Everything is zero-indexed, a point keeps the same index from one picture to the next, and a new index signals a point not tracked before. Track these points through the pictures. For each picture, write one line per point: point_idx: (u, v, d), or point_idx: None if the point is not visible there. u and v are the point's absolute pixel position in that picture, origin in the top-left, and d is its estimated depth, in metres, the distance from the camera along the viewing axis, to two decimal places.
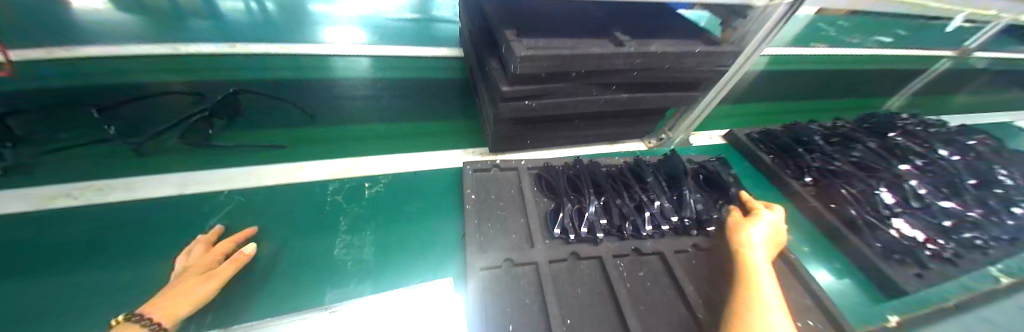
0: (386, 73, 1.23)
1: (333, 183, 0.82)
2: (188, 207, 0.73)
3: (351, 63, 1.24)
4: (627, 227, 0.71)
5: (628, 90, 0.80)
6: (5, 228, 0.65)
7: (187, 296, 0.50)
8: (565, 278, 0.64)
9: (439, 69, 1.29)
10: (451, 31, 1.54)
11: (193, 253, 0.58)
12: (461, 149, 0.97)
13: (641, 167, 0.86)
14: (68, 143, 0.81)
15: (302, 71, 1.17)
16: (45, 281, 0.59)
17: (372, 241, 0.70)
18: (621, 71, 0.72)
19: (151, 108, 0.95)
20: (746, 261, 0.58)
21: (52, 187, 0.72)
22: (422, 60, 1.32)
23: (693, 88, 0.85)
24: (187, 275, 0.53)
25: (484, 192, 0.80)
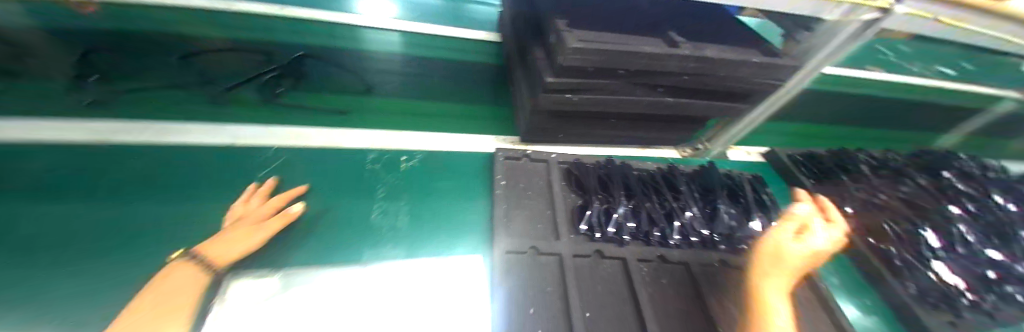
0: (419, 52, 1.22)
1: (371, 152, 0.84)
2: (233, 157, 0.76)
3: (384, 37, 1.24)
4: (655, 233, 0.70)
5: (672, 94, 0.77)
6: (70, 156, 0.69)
7: (239, 242, 0.52)
8: (588, 274, 0.63)
9: (473, 52, 1.29)
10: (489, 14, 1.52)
11: (245, 202, 0.62)
12: (492, 135, 0.97)
13: (674, 177, 0.84)
14: (149, 84, 0.87)
15: (341, 40, 1.18)
16: (103, 208, 0.62)
17: (404, 213, 0.72)
18: (670, 73, 0.70)
19: (222, 61, 0.99)
20: (774, 261, 0.55)
21: (111, 123, 0.76)
22: (455, 41, 1.31)
23: (741, 100, 0.82)
24: (241, 222, 0.56)
25: (514, 181, 0.80)
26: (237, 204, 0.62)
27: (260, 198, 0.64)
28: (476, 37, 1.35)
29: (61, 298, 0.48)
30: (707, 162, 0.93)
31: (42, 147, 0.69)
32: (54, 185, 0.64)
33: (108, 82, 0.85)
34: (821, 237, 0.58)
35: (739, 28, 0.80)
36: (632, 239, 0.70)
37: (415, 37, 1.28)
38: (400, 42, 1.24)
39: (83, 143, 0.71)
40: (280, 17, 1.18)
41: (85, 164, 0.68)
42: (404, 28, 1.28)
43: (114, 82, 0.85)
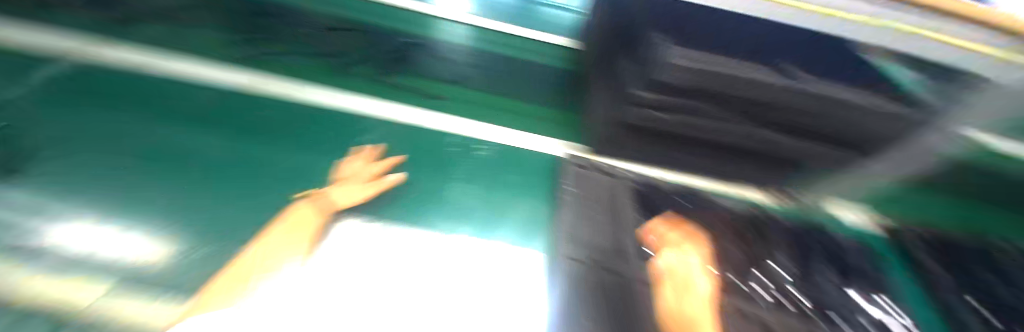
0: (489, 44, 1.02)
1: (453, 136, 0.93)
2: (344, 121, 0.93)
3: (444, 28, 1.01)
4: (735, 280, 0.63)
5: (782, 129, 0.68)
6: (240, 101, 0.94)
7: (346, 195, 0.71)
8: (658, 305, 0.55)
9: (553, 51, 1.06)
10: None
11: (349, 167, 0.80)
12: (561, 140, 0.97)
13: (756, 225, 0.76)
14: (286, 51, 1.02)
15: (401, 22, 1.00)
16: (260, 145, 0.84)
17: (472, 197, 0.81)
18: (785, 107, 0.62)
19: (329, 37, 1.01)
20: (685, 306, 0.55)
21: (253, 76, 0.99)
22: (530, 43, 1.04)
23: (857, 148, 0.70)
24: (342, 182, 0.74)
25: (583, 190, 0.78)
26: (345, 168, 0.81)
27: (360, 164, 0.81)
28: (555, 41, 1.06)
29: (232, 202, 0.70)
30: (802, 215, 0.82)
31: (212, 89, 0.95)
32: (232, 123, 0.88)
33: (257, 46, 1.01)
34: (699, 276, 0.61)
35: (850, 65, 0.56)
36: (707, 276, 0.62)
37: (483, 31, 1.01)
38: (465, 35, 1.01)
39: (230, 89, 0.95)
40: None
41: (226, 106, 0.92)
42: (477, 20, 1.00)
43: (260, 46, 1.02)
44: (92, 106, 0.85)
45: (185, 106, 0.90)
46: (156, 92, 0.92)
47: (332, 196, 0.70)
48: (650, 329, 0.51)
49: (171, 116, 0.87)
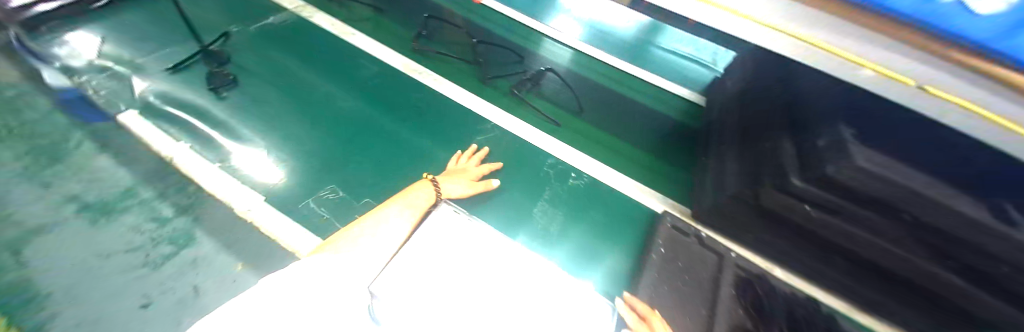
0: (603, 79, 1.12)
1: (551, 158, 0.92)
2: (455, 115, 0.99)
3: (559, 50, 1.16)
4: None
5: (969, 278, 0.55)
6: (375, 72, 1.05)
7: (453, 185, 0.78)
8: None
9: (665, 95, 1.11)
10: (695, 56, 1.21)
11: (456, 163, 0.86)
12: (659, 195, 0.89)
13: None
14: (444, 51, 1.14)
15: (524, 40, 1.18)
16: (382, 117, 0.97)
17: (557, 224, 0.81)
18: (992, 255, 0.50)
19: (489, 52, 1.14)
20: None
21: (408, 61, 1.09)
22: (646, 85, 1.12)
23: None
24: (451, 178, 0.79)
25: (676, 256, 0.72)
26: (452, 162, 0.87)
27: (464, 162, 0.86)
28: (675, 90, 1.12)
29: (376, 167, 0.87)
30: None
31: (373, 63, 1.07)
32: (367, 90, 1.01)
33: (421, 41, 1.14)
34: None
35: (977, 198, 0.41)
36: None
37: (591, 60, 1.16)
38: (570, 59, 1.15)
39: (393, 69, 1.06)
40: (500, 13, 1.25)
41: (384, 82, 1.03)
42: (584, 47, 1.18)
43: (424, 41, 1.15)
44: (290, 56, 1.05)
45: (354, 75, 1.04)
46: (333, 53, 1.07)
47: (441, 186, 0.76)
48: None
49: (340, 79, 1.03)
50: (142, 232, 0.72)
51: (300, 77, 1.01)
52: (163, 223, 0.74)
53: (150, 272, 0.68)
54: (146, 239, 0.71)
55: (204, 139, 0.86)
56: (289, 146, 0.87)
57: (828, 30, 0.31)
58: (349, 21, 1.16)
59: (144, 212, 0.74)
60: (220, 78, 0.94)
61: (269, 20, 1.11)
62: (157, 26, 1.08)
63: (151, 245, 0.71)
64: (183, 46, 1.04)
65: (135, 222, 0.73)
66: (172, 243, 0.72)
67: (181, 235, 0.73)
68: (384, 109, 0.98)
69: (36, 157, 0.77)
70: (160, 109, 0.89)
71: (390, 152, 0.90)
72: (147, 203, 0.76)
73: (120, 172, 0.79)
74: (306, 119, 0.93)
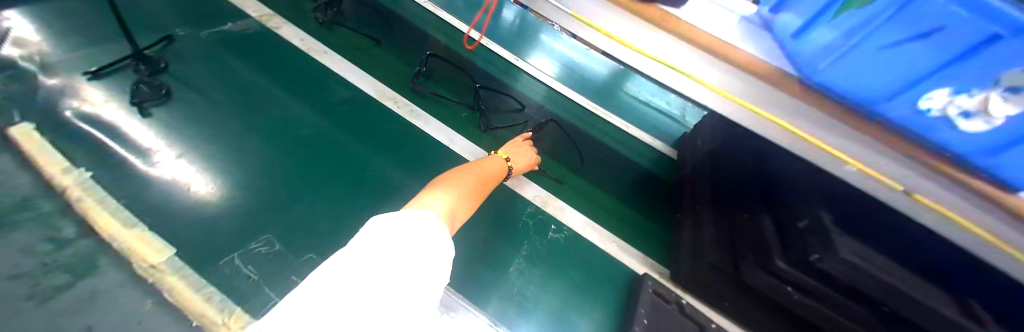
0: (574, 120, 1.09)
1: (531, 206, 0.88)
2: (431, 150, 0.91)
3: (537, 89, 1.13)
4: None
5: None
6: (346, 97, 0.95)
7: (518, 158, 0.86)
8: None
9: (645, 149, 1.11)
10: (666, 108, 1.20)
11: (515, 143, 0.89)
12: (640, 253, 0.87)
13: None
14: (436, 84, 1.06)
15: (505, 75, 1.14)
16: (347, 144, 0.85)
17: (536, 286, 0.74)
18: None
19: (490, 96, 1.07)
20: None
21: (385, 87, 1.01)
22: (626, 135, 1.11)
23: None
24: (518, 161, 0.86)
25: (658, 326, 0.68)
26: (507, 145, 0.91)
27: (522, 143, 0.92)
28: (647, 140, 1.11)
29: (330, 205, 0.73)
30: None
31: (344, 86, 0.97)
32: (336, 115, 0.90)
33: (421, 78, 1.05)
34: None
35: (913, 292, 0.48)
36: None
37: (571, 103, 1.13)
38: (549, 98, 1.12)
39: (365, 93, 0.97)
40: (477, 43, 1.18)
41: (355, 108, 0.93)
42: (561, 86, 1.15)
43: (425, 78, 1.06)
44: (248, 65, 0.92)
45: (319, 96, 0.92)
46: (298, 70, 0.96)
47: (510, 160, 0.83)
48: None
49: (301, 96, 0.90)
50: (30, 255, 0.56)
51: (254, 87, 0.88)
52: (61, 244, 0.59)
53: (37, 306, 0.52)
54: (33, 264, 0.55)
55: (113, 165, 0.66)
56: (233, 170, 0.71)
57: (794, 114, 0.40)
58: (322, 38, 1.06)
59: (38, 230, 0.59)
60: (148, 92, 0.75)
61: (226, 27, 0.98)
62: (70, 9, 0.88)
63: (41, 272, 0.55)
64: (100, 37, 0.85)
65: (27, 242, 0.57)
66: (70, 270, 0.57)
67: (83, 261, 0.59)
68: (354, 134, 0.88)
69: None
70: (61, 116, 0.69)
71: (353, 187, 0.77)
72: (48, 218, 0.60)
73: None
74: (263, 140, 0.78)
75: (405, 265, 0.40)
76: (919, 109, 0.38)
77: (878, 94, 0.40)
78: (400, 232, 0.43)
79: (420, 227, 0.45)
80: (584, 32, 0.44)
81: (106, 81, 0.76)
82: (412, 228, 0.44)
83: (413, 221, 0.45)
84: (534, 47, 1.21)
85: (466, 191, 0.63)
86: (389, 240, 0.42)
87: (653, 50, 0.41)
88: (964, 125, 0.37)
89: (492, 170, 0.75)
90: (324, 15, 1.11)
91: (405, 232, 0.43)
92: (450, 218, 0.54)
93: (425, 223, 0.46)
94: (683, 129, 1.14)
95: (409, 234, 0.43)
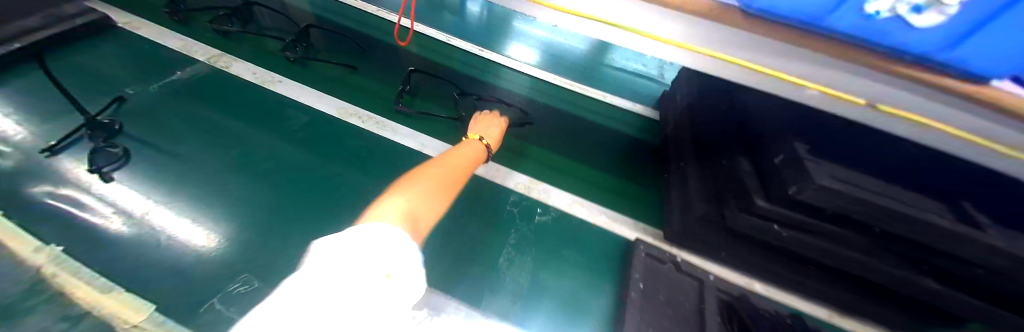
0: (551, 101, 1.10)
1: (513, 195, 0.87)
2: (404, 158, 0.90)
3: (513, 78, 1.15)
4: None
5: (946, 282, 0.55)
6: (309, 122, 0.94)
7: (489, 129, 0.88)
8: None
9: (624, 116, 1.10)
10: (644, 71, 1.26)
11: (479, 123, 0.89)
12: (632, 220, 0.86)
13: None
14: (417, 96, 1.05)
15: (477, 71, 1.16)
16: (318, 169, 0.84)
17: (528, 272, 0.73)
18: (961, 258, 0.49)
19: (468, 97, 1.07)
20: None
21: (346, 104, 1.00)
22: (605, 105, 1.13)
23: None
24: (490, 137, 0.86)
25: (655, 287, 0.67)
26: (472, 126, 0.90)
27: (487, 117, 0.92)
28: (628, 107, 1.13)
29: (311, 230, 0.73)
30: None
31: (304, 112, 0.96)
32: (304, 141, 0.89)
33: (405, 92, 1.04)
34: None
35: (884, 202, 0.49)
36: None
37: (547, 84, 1.15)
38: (525, 85, 1.14)
39: (329, 115, 0.96)
40: (451, 46, 1.22)
41: (320, 132, 0.92)
42: (536, 71, 1.18)
43: (408, 92, 1.05)
44: (209, 110, 0.91)
45: (280, 126, 0.91)
46: (256, 105, 0.95)
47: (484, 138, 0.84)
48: None
49: (265, 130, 0.90)
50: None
51: (216, 131, 0.87)
52: (76, 321, 0.49)
53: None
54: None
55: (83, 234, 0.65)
56: (215, 210, 0.72)
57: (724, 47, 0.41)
58: (276, 70, 1.05)
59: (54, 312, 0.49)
60: (108, 157, 0.74)
61: (176, 75, 0.97)
62: (9, 90, 0.85)
63: None
64: (49, 107, 0.83)
65: (43, 325, 0.47)
66: None
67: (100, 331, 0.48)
68: (324, 157, 0.87)
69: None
70: (20, 194, 0.69)
71: (329, 207, 0.77)
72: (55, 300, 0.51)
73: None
74: (236, 179, 0.78)
75: (368, 272, 0.36)
76: (867, 14, 0.34)
77: (819, 9, 0.35)
78: (365, 246, 0.39)
79: (387, 238, 0.40)
80: (535, 11, 0.44)
81: (68, 153, 0.76)
82: (374, 241, 0.39)
83: (381, 231, 0.41)
84: (505, 42, 1.27)
85: (430, 191, 0.57)
86: (354, 253, 0.38)
87: (602, 14, 0.41)
88: (917, 21, 0.33)
89: (467, 154, 0.75)
90: (294, 53, 1.07)
91: (372, 245, 0.39)
92: (412, 222, 0.48)
93: (393, 233, 0.41)
94: (662, 88, 1.19)
95: (376, 247, 0.39)
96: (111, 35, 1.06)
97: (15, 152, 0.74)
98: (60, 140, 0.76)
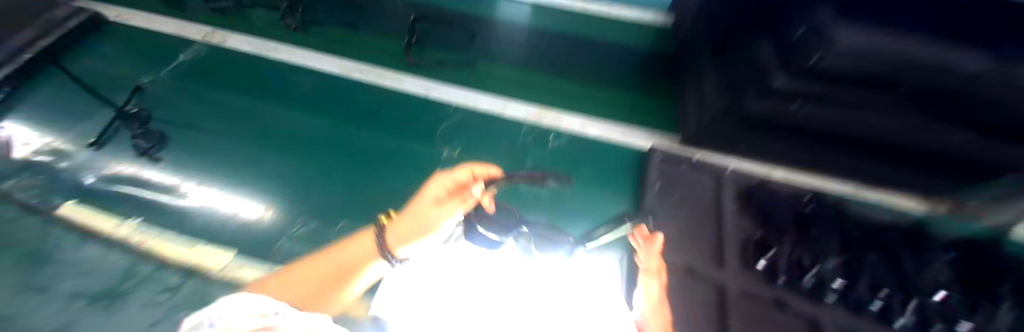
0: (553, 24, 1.03)
1: (525, 125, 0.88)
2: (415, 106, 0.91)
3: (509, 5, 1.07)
4: (858, 300, 0.56)
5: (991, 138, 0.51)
6: (318, 85, 0.95)
7: (420, 222, 0.55)
8: (716, 310, 0.56)
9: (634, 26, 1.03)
10: None
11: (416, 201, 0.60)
12: (647, 130, 0.86)
13: (887, 238, 0.64)
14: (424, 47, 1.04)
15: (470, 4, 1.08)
16: (339, 128, 0.88)
17: (547, 191, 0.77)
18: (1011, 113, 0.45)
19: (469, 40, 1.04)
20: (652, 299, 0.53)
21: (347, 61, 1.00)
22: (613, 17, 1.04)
23: None
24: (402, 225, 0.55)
25: (671, 187, 0.71)
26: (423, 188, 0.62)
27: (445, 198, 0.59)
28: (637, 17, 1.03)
29: (347, 180, 0.79)
30: (939, 231, 0.68)
31: (309, 75, 0.97)
32: (319, 104, 0.92)
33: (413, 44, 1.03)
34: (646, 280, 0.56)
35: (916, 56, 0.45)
36: (786, 280, 0.58)
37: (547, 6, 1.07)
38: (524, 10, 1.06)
39: (333, 75, 0.97)
40: None
41: (330, 94, 0.94)
42: None
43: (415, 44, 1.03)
44: (223, 88, 0.94)
45: (292, 93, 0.94)
46: (264, 77, 0.97)
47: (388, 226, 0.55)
48: None
49: (280, 100, 0.93)
50: (156, 306, 0.58)
51: (235, 108, 0.91)
52: (173, 291, 0.60)
53: None
54: (162, 312, 0.57)
55: (148, 206, 0.73)
56: (258, 176, 0.79)
57: None
58: (271, 38, 1.05)
59: (155, 287, 0.61)
60: (149, 140, 0.82)
61: (180, 60, 0.99)
62: (39, 95, 0.90)
63: (171, 314, 0.56)
64: (80, 107, 0.89)
65: (146, 299, 0.59)
66: (188, 305, 0.57)
67: (198, 295, 0.58)
68: (342, 116, 0.90)
69: (21, 267, 0.63)
70: (85, 184, 0.77)
71: (356, 161, 0.82)
72: (150, 276, 0.62)
73: (88, 252, 0.66)
74: (268, 149, 0.84)
75: None
76: None
77: None
78: None
79: None
80: None
81: (112, 144, 0.83)
82: None
83: None
84: None
85: (315, 288, 0.48)
86: None
87: None
88: None
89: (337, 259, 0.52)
90: (294, 21, 1.07)
91: None
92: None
93: None
94: None
95: None
96: (108, 31, 1.07)
97: (70, 148, 0.82)
98: (102, 135, 0.83)
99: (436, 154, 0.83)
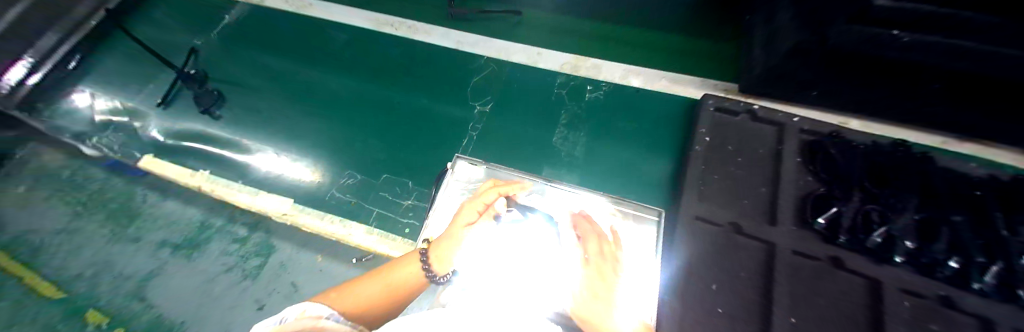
0: None
1: (560, 76, 0.83)
2: (448, 59, 0.90)
3: None
4: (937, 259, 0.50)
5: None
6: (354, 40, 0.96)
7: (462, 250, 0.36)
8: (757, 267, 0.54)
9: None
10: None
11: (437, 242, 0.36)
12: (698, 79, 0.79)
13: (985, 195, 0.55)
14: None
15: None
16: (377, 82, 0.89)
17: (582, 144, 0.75)
18: None
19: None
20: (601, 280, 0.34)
21: (379, 15, 0.98)
22: None
23: None
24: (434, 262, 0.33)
25: (721, 139, 0.66)
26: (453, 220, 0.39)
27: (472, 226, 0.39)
28: None
29: (388, 134, 0.82)
30: None
31: (343, 30, 0.97)
32: (356, 59, 0.93)
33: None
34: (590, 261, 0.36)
35: None
36: (849, 238, 0.53)
37: None
38: None
39: (366, 30, 0.96)
40: None
41: (365, 48, 0.94)
42: None
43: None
44: (268, 46, 0.98)
45: (330, 48, 0.95)
46: (303, 34, 0.98)
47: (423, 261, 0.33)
48: (747, 293, 0.52)
49: (319, 56, 0.94)
50: (229, 254, 0.70)
51: (280, 66, 0.94)
52: (241, 242, 0.71)
53: (253, 282, 0.66)
54: (235, 260, 0.69)
55: (218, 161, 0.82)
56: (308, 131, 0.84)
57: None
58: None
59: (225, 239, 0.72)
60: (207, 98, 0.87)
61: (225, 20, 1.03)
62: (111, 59, 0.99)
63: (244, 262, 0.69)
64: (144, 70, 0.97)
65: (222, 247, 0.71)
66: (258, 254, 0.69)
67: (263, 246, 0.71)
68: (379, 71, 0.91)
69: (114, 220, 0.74)
70: (160, 142, 0.86)
71: (395, 115, 0.84)
72: (221, 229, 0.73)
73: (165, 205, 0.76)
74: (314, 105, 0.88)
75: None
76: None
77: None
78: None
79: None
80: None
81: (177, 103, 0.90)
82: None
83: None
84: None
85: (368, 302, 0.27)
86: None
87: None
88: None
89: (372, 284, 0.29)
90: None
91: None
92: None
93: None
94: None
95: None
96: None
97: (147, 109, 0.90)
98: (166, 95, 0.90)
99: (469, 110, 0.82)
